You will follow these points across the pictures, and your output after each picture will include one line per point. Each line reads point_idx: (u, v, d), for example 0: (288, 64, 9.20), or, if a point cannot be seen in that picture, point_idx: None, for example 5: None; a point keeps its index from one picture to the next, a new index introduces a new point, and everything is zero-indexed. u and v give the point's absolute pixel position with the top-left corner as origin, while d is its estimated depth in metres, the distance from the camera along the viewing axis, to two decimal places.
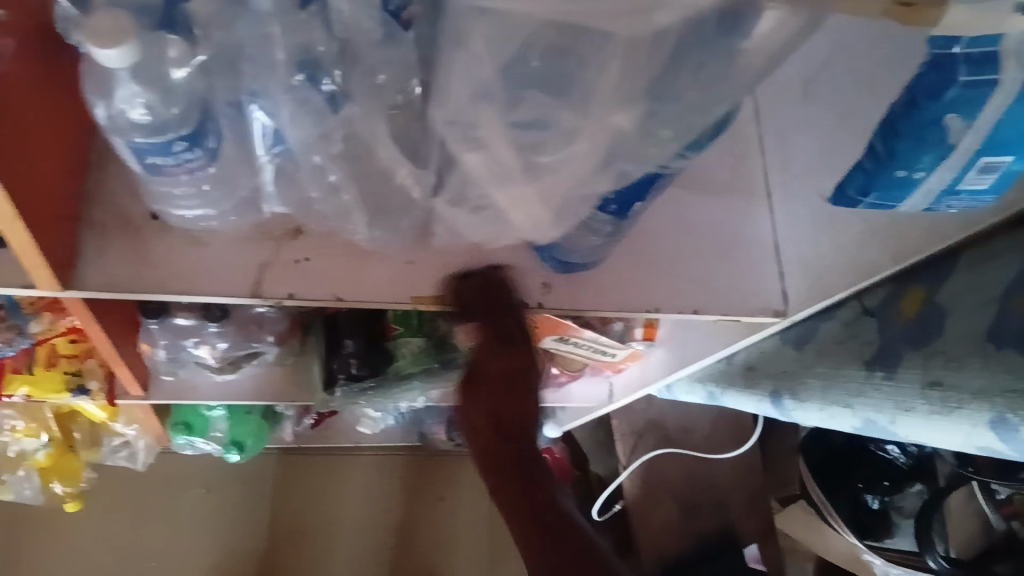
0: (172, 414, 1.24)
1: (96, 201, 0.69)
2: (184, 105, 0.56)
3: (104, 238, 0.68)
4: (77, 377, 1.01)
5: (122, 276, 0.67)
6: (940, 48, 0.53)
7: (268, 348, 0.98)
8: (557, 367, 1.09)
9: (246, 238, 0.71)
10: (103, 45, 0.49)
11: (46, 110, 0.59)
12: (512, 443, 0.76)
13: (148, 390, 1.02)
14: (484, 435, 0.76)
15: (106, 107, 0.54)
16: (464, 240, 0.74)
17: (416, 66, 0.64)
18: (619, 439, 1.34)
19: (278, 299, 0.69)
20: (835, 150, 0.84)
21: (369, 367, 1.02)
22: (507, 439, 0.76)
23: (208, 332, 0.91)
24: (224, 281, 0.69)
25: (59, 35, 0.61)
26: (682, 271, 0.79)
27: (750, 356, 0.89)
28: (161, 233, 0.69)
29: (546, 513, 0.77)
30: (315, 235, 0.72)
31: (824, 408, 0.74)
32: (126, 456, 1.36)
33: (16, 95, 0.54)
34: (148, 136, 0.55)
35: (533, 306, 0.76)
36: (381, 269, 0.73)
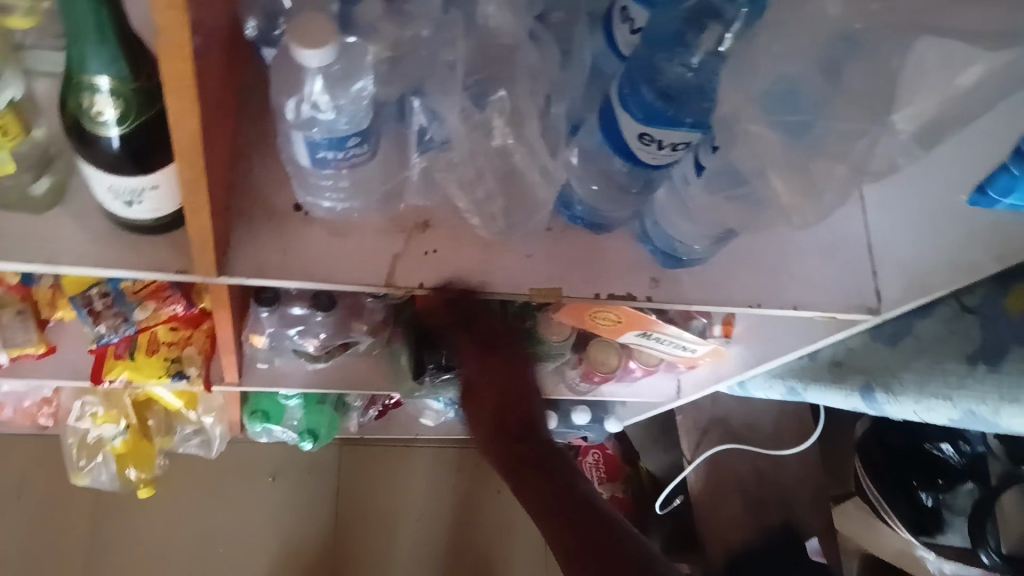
0: (251, 402, 1.28)
1: (244, 192, 0.72)
2: (361, 101, 0.60)
3: (252, 226, 0.71)
4: (177, 363, 1.05)
5: (269, 263, 0.70)
6: None
7: (362, 339, 1.01)
8: (635, 362, 1.14)
9: (381, 230, 0.74)
10: (307, 45, 0.53)
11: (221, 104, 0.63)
12: (535, 450, 0.86)
13: (243, 376, 1.05)
14: (499, 437, 0.87)
15: (296, 102, 0.58)
16: (583, 236, 0.78)
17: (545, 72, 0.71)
18: (685, 436, 1.41)
19: (410, 289, 0.73)
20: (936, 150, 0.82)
21: (459, 358, 1.05)
22: (520, 442, 0.87)
23: (314, 320, 0.97)
24: (361, 271, 0.72)
25: (235, 35, 0.65)
26: (785, 267, 0.82)
27: (838, 352, 0.93)
28: (305, 223, 0.72)
29: (578, 503, 0.81)
30: (444, 228, 0.75)
31: (921, 402, 0.80)
32: (198, 444, 1.39)
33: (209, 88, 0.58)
34: (327, 130, 0.58)
35: (641, 299, 0.78)
36: (505, 262, 0.75)
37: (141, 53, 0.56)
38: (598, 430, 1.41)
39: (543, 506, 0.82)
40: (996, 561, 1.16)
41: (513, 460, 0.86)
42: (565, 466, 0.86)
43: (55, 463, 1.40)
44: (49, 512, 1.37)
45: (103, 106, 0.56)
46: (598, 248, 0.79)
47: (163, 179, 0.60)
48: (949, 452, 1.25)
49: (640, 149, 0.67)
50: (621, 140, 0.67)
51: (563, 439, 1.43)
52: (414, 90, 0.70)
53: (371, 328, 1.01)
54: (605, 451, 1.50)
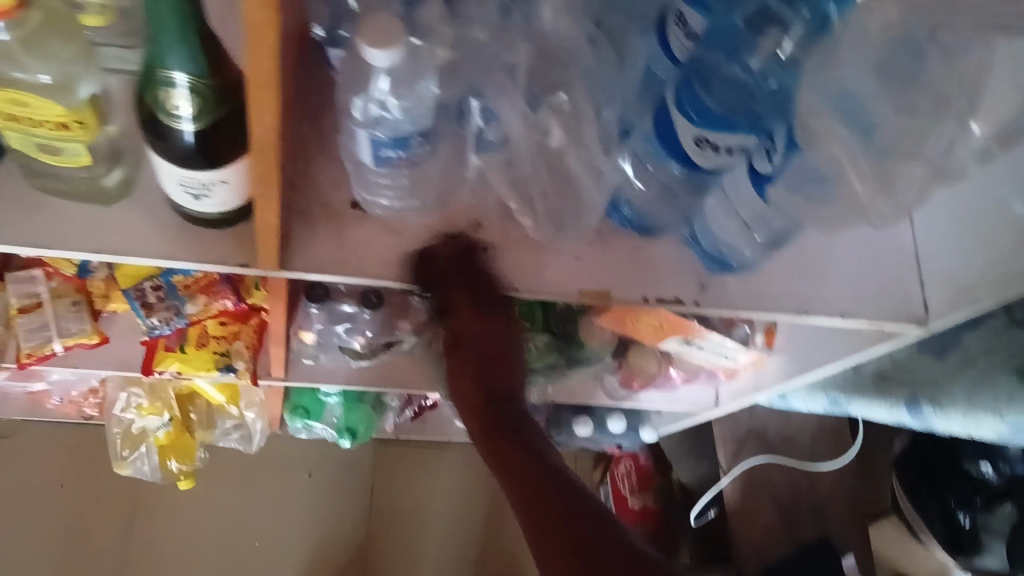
0: (291, 398, 1.30)
1: (303, 189, 0.74)
2: (424, 102, 0.61)
3: (310, 222, 0.73)
4: (226, 357, 1.06)
5: (326, 258, 0.72)
6: None
7: (406, 337, 1.02)
8: (674, 368, 1.14)
9: (433, 229, 0.75)
10: (378, 46, 0.55)
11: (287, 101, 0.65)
12: (512, 414, 0.75)
13: (288, 372, 1.07)
14: (477, 406, 0.76)
15: (361, 102, 0.60)
16: (631, 240, 0.79)
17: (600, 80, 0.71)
18: (722, 445, 1.42)
19: (460, 287, 0.74)
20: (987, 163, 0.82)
21: None
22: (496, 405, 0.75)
23: (361, 317, 0.97)
24: (415, 269, 0.74)
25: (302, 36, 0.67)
26: (833, 276, 0.82)
27: (881, 365, 0.93)
28: (360, 221, 0.74)
29: (558, 493, 0.66)
30: (495, 228, 0.76)
31: (968, 415, 0.80)
32: (238, 439, 1.41)
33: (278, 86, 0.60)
34: (390, 131, 0.61)
35: (688, 304, 0.78)
36: (552, 264, 0.77)
37: (218, 51, 0.58)
38: (633, 438, 1.41)
39: (514, 473, 0.69)
40: None
41: (489, 429, 0.74)
42: (550, 447, 0.72)
43: (98, 453, 1.43)
44: (92, 501, 1.40)
45: (178, 101, 0.58)
46: (645, 253, 0.80)
47: (231, 175, 0.62)
48: (987, 472, 1.20)
49: (693, 153, 0.69)
50: (677, 142, 0.69)
51: (598, 446, 1.43)
52: (472, 92, 0.71)
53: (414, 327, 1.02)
54: (637, 460, 1.50)
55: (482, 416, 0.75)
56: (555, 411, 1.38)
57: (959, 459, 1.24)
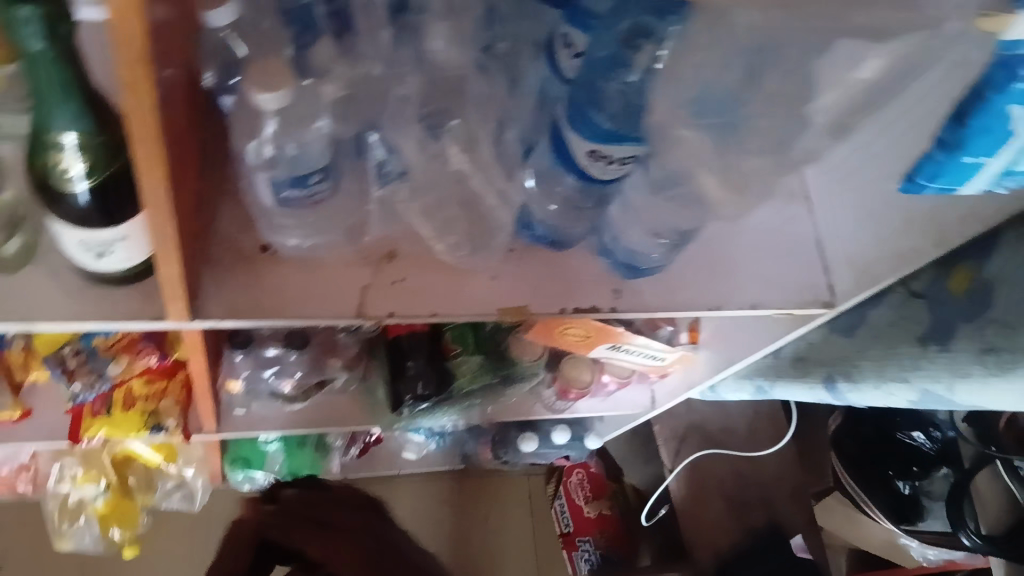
0: (230, 449, 1.28)
1: (212, 237, 0.74)
2: (320, 140, 0.62)
3: (223, 269, 0.73)
4: (155, 415, 1.05)
5: (242, 303, 0.72)
6: (1004, 51, 0.49)
7: (337, 374, 1.03)
8: (607, 375, 1.16)
9: (349, 263, 0.76)
10: (266, 89, 0.55)
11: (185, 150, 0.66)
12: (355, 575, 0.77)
13: (220, 423, 1.06)
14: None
15: (256, 146, 0.61)
16: (546, 253, 0.81)
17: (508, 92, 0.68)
18: (663, 444, 1.42)
19: (380, 318, 0.75)
20: (871, 147, 0.85)
21: (434, 386, 1.05)
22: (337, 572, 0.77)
23: (288, 359, 0.97)
24: (334, 304, 0.74)
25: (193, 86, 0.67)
26: (742, 269, 0.85)
27: (800, 348, 0.97)
28: (273, 263, 0.74)
29: None
30: (408, 256, 0.77)
31: (882, 386, 0.82)
32: (181, 497, 1.39)
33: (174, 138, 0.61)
34: (290, 169, 0.62)
35: (605, 310, 0.81)
36: (470, 285, 0.78)
37: (104, 109, 0.59)
38: (580, 448, 1.42)
39: None
40: (977, 544, 1.16)
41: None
42: None
43: (38, 529, 1.39)
44: None
45: (68, 163, 0.59)
46: (561, 265, 0.82)
47: (131, 231, 0.61)
48: (920, 440, 1.29)
49: (590, 164, 0.70)
50: (566, 157, 0.71)
51: (545, 459, 1.44)
52: (371, 125, 0.72)
53: (345, 363, 1.03)
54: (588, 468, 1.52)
55: (373, 562, 0.78)
56: (500, 431, 1.39)
57: (894, 432, 1.32)
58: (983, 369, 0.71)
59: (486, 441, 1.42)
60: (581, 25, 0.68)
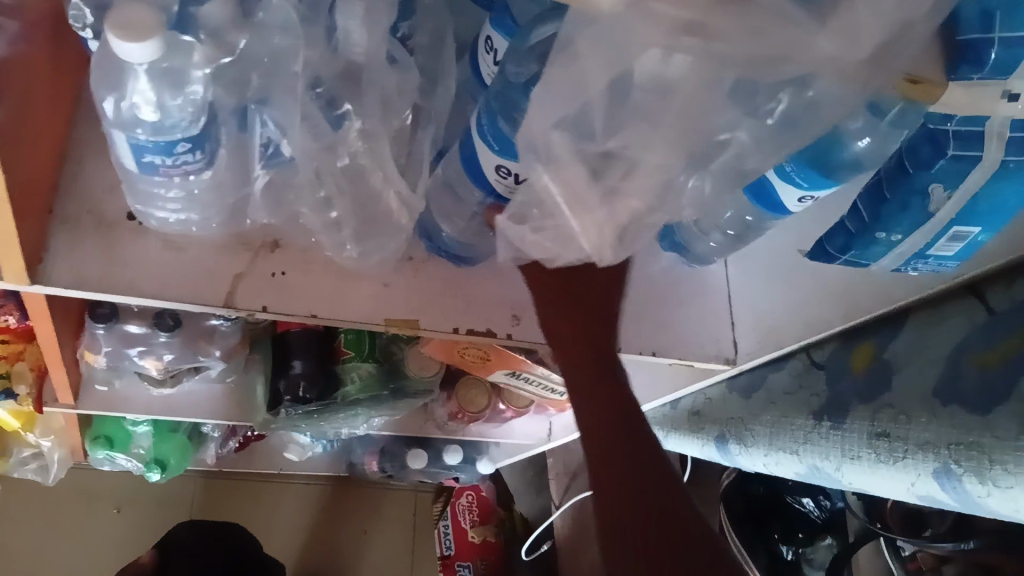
0: (93, 427, 1.18)
1: (72, 194, 0.67)
2: (193, 107, 0.56)
3: (77, 233, 0.66)
4: (4, 381, 0.96)
5: (91, 273, 0.64)
6: (936, 122, 0.48)
7: (213, 362, 0.95)
8: (504, 403, 1.11)
9: (223, 246, 0.69)
10: (128, 38, 0.49)
11: (52, 92, 0.63)
12: None
13: (78, 399, 0.97)
14: None
15: (116, 99, 0.54)
16: (442, 270, 0.75)
17: (382, 79, 0.64)
18: (554, 478, 1.36)
19: (250, 311, 0.68)
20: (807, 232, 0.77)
21: (318, 390, 0.99)
22: None
23: (156, 341, 0.90)
24: (198, 288, 0.67)
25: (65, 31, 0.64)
26: (652, 312, 0.79)
27: (698, 402, 0.95)
28: (137, 233, 0.67)
29: None
30: (294, 249, 0.71)
31: (771, 453, 0.80)
32: (35, 469, 1.28)
33: (23, 73, 0.57)
34: (152, 134, 0.54)
35: (501, 336, 0.73)
36: (357, 290, 0.72)
37: None
38: (471, 471, 1.36)
39: None
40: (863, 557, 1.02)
41: None
42: None
43: None
44: None
45: None
46: (466, 293, 0.74)
47: None
48: (810, 506, 1.18)
49: (498, 181, 0.62)
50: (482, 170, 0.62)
51: (434, 478, 1.39)
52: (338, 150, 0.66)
53: (224, 353, 0.95)
54: (478, 492, 1.46)
55: None
56: (390, 443, 1.32)
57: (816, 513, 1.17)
58: (873, 454, 0.68)
59: (372, 451, 1.35)
60: (504, 29, 0.60)
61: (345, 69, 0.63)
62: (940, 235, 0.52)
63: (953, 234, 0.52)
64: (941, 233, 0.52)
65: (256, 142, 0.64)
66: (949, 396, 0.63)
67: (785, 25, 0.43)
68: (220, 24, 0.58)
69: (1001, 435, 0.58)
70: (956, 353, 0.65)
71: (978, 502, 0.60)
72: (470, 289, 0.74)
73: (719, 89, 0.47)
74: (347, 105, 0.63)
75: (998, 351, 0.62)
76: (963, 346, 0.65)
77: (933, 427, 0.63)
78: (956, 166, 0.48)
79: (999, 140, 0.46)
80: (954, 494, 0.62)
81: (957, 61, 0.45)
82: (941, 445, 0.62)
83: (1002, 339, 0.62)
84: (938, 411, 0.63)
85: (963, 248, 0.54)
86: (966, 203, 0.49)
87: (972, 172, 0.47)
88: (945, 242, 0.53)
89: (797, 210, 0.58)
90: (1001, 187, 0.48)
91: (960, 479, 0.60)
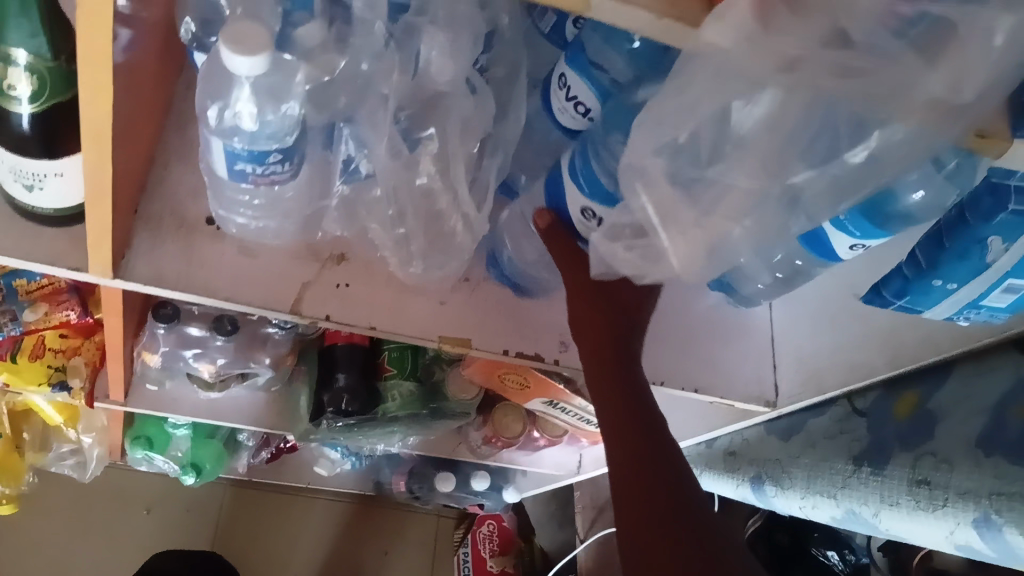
0: (135, 426, 1.21)
1: (157, 197, 0.70)
2: (290, 121, 0.59)
3: (159, 233, 0.69)
4: (60, 373, 1.00)
5: (169, 271, 0.68)
6: (1001, 177, 0.51)
7: (262, 371, 0.97)
8: (538, 431, 1.13)
9: (294, 255, 0.72)
10: (240, 51, 0.52)
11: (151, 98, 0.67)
12: None
13: (129, 396, 1.00)
14: None
15: (220, 106, 0.58)
16: (498, 293, 0.77)
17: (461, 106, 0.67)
18: (579, 512, 1.37)
19: (314, 319, 0.71)
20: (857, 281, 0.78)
21: (359, 404, 1.00)
22: None
23: (212, 344, 0.93)
24: (267, 293, 0.70)
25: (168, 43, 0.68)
26: (695, 348, 0.81)
27: (733, 442, 0.96)
28: (215, 237, 0.70)
29: None
30: (359, 262, 0.74)
31: (807, 496, 0.81)
32: (72, 465, 1.31)
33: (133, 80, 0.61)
34: (248, 142, 0.57)
35: (548, 361, 0.76)
36: (416, 305, 0.74)
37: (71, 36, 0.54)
38: (496, 498, 1.37)
39: None
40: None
41: None
42: None
43: None
44: None
45: (14, 79, 0.54)
46: (520, 317, 0.77)
47: (69, 168, 0.58)
48: (834, 560, 1.15)
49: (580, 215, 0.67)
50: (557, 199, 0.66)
51: (459, 503, 1.40)
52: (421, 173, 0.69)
53: (272, 361, 0.97)
54: (499, 522, 1.47)
55: None
56: (419, 465, 1.34)
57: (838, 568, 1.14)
58: (912, 500, 0.69)
59: (401, 472, 1.37)
60: (577, 64, 0.63)
61: (426, 95, 0.66)
62: (994, 286, 0.54)
63: (1007, 286, 0.54)
64: (996, 284, 0.54)
65: (338, 162, 0.69)
66: (992, 447, 0.64)
67: (869, 84, 0.45)
68: (313, 45, 0.61)
69: None
70: (1002, 406, 0.66)
71: (1019, 554, 0.61)
72: (524, 313, 0.77)
73: (792, 137, 0.50)
74: (431, 128, 0.66)
75: None
76: (1009, 398, 0.66)
77: (975, 476, 0.64)
78: (1018, 219, 0.50)
79: None
80: (993, 543, 0.63)
81: None
82: (983, 494, 0.63)
83: None
84: (981, 461, 0.64)
85: (1016, 299, 0.55)
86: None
87: None
88: (999, 293, 0.55)
89: (849, 257, 0.60)
90: None
91: (1001, 529, 0.61)
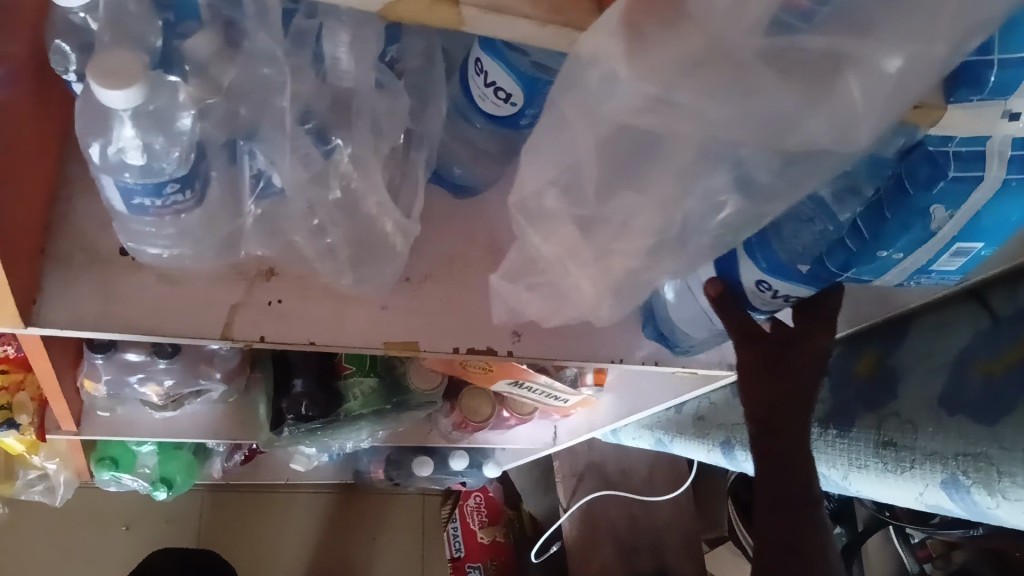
0: (98, 449, 1.17)
1: (64, 235, 0.65)
2: (182, 147, 0.55)
3: (71, 272, 0.64)
4: (7, 411, 0.94)
5: (88, 312, 0.63)
6: (936, 145, 0.50)
7: (215, 386, 0.95)
8: (507, 410, 1.11)
9: (219, 277, 0.68)
10: (109, 84, 0.48)
11: (38, 131, 0.61)
12: None
13: (81, 426, 0.96)
14: None
15: (102, 143, 0.54)
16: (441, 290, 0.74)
17: (373, 103, 0.63)
18: (561, 480, 1.35)
19: (248, 342, 0.66)
20: None
21: (319, 408, 0.98)
22: None
23: (156, 367, 0.89)
24: (195, 321, 0.65)
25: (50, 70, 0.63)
26: None
27: (700, 406, 0.95)
28: (132, 269, 0.65)
29: None
30: (290, 276, 0.69)
31: None
32: (42, 491, 1.27)
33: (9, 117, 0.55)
34: (140, 176, 0.53)
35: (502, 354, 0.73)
36: (358, 314, 0.70)
37: None
38: (478, 475, 1.36)
39: None
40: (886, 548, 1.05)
41: None
42: None
43: None
44: None
45: None
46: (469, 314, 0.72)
47: None
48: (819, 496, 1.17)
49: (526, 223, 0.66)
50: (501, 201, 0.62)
51: (440, 484, 1.39)
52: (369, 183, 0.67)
53: (223, 375, 0.95)
54: (486, 493, 1.46)
55: None
56: (396, 452, 1.32)
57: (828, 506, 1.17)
58: (881, 463, 0.67)
59: (378, 459, 1.36)
60: (492, 51, 0.60)
61: (334, 95, 0.63)
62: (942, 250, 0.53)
63: (955, 250, 0.53)
64: (943, 248, 0.53)
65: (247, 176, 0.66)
66: (954, 406, 0.62)
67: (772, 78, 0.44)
68: (205, 58, 0.57)
69: (1007, 445, 0.57)
70: (960, 361, 0.64)
71: (987, 513, 0.60)
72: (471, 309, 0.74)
73: (713, 121, 0.47)
74: (339, 138, 0.63)
75: (1001, 360, 0.61)
76: (967, 353, 0.64)
77: (940, 437, 0.62)
78: (957, 186, 0.49)
79: (998, 162, 0.48)
80: (963, 504, 0.61)
81: (955, 84, 0.48)
82: (947, 456, 0.61)
83: (1005, 347, 0.62)
84: (944, 421, 0.62)
85: (966, 262, 0.55)
86: (968, 220, 0.51)
87: (975, 191, 0.49)
88: (948, 257, 0.54)
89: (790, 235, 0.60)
90: (1005, 202, 0.49)
91: (968, 490, 0.60)
